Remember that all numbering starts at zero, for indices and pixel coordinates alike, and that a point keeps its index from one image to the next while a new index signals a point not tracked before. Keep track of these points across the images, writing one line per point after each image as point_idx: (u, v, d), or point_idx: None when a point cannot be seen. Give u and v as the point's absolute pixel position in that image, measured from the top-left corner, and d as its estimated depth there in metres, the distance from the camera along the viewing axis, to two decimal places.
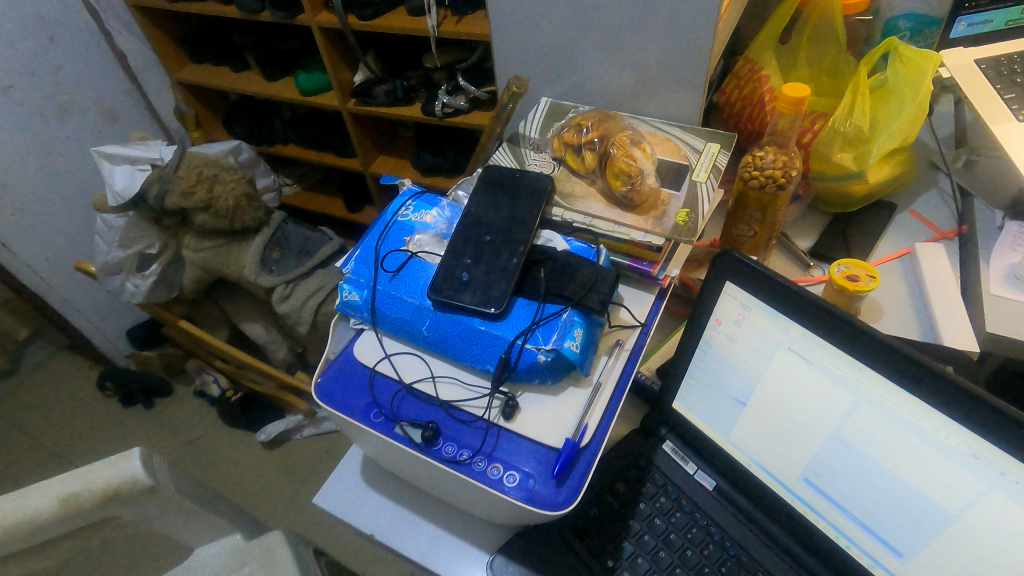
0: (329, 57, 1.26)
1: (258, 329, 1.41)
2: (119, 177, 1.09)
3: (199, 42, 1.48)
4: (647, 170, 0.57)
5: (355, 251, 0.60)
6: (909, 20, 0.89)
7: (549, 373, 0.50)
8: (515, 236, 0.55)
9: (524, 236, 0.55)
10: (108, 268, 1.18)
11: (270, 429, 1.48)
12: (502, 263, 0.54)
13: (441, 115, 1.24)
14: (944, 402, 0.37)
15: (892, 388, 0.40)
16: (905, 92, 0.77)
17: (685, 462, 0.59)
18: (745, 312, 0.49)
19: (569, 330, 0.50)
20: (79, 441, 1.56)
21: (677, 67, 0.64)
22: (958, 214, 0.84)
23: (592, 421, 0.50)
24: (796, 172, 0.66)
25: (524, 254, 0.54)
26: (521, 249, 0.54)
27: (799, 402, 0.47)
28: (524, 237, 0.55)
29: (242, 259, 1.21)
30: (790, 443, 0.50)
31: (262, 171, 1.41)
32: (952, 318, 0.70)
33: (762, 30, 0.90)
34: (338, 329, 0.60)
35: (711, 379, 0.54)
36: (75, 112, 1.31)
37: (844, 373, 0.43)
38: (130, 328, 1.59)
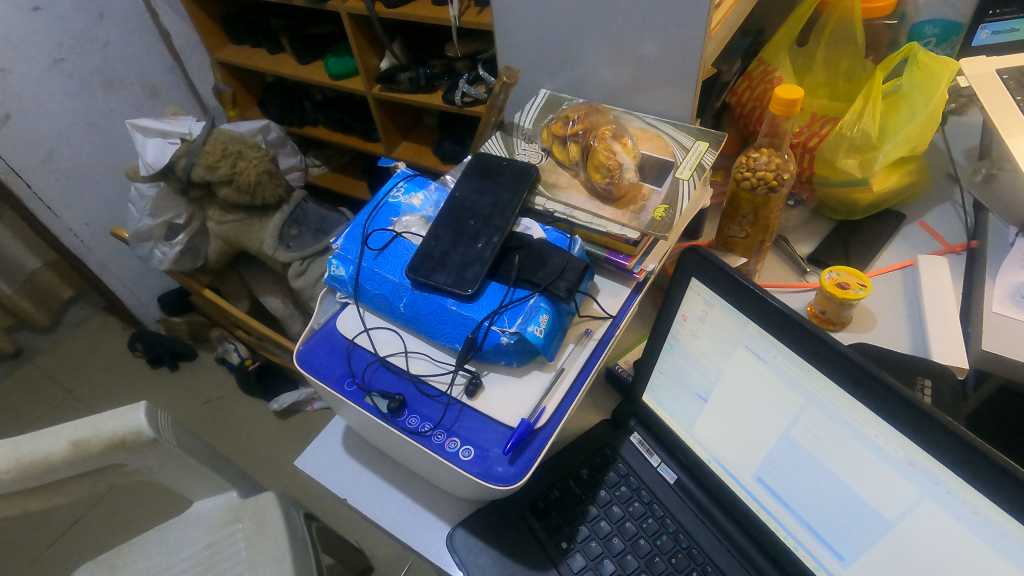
0: (357, 44, 1.29)
1: (276, 303, 1.46)
2: (151, 149, 1.15)
3: (239, 25, 1.54)
4: (627, 164, 0.58)
5: (346, 228, 0.63)
6: (935, 25, 0.88)
7: (514, 355, 0.52)
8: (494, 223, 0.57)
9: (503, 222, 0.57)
10: (140, 234, 1.26)
11: (283, 400, 1.53)
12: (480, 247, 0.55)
13: (461, 104, 1.26)
14: (882, 406, 0.38)
15: (837, 389, 0.41)
16: (918, 100, 0.75)
17: (650, 454, 0.59)
18: (708, 309, 0.49)
19: (534, 315, 0.51)
20: (110, 397, 1.66)
21: (672, 65, 0.64)
22: (970, 228, 0.81)
23: (551, 404, 0.51)
24: (789, 175, 0.66)
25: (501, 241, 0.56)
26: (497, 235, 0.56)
27: (753, 401, 0.48)
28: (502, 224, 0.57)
29: (262, 234, 1.27)
30: (745, 442, 0.50)
31: (288, 150, 1.46)
32: (948, 334, 0.68)
33: (777, 33, 0.89)
34: (326, 301, 0.63)
35: (678, 374, 0.55)
36: (120, 86, 1.38)
37: (795, 374, 0.44)
38: (162, 293, 1.67)
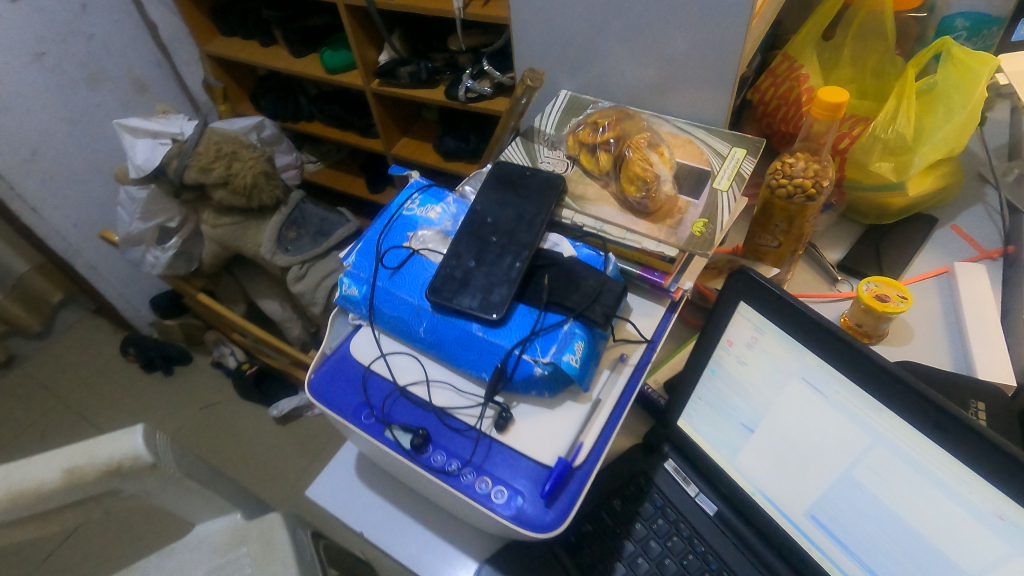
0: (354, 36, 1.23)
1: (274, 306, 1.41)
2: (140, 150, 1.10)
3: (229, 15, 1.47)
4: (664, 176, 0.53)
5: (358, 244, 0.59)
6: (966, 19, 0.83)
7: (547, 386, 0.48)
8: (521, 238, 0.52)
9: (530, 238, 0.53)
10: (130, 238, 1.20)
11: (282, 405, 1.49)
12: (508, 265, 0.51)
13: (464, 99, 1.20)
14: (969, 456, 0.34)
15: (912, 431, 0.37)
16: (956, 99, 0.71)
17: (687, 483, 0.56)
18: (758, 335, 0.46)
19: (569, 343, 0.47)
20: (103, 403, 1.61)
21: (705, 65, 0.60)
22: (1005, 233, 0.78)
23: (588, 440, 0.47)
24: (828, 183, 0.62)
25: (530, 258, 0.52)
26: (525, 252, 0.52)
27: (808, 435, 0.44)
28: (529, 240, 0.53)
29: (259, 237, 1.21)
30: (798, 477, 0.47)
31: (284, 147, 1.40)
32: (989, 348, 0.65)
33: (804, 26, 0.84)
34: (337, 322, 0.59)
35: (720, 401, 0.51)
36: (106, 81, 1.32)
37: (861, 412, 0.40)
38: (154, 296, 1.62)
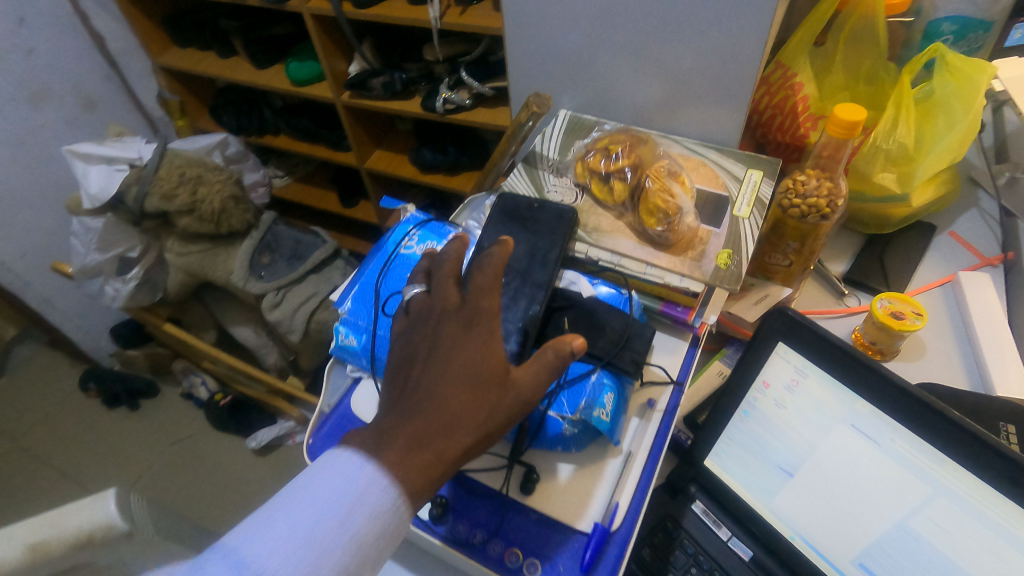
0: (323, 46, 1.17)
1: (248, 333, 1.33)
2: (94, 179, 1.01)
3: (184, 25, 1.38)
4: (687, 207, 0.50)
5: (354, 287, 0.55)
6: (952, 22, 0.80)
7: (575, 442, 0.45)
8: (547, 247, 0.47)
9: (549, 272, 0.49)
10: (87, 270, 1.10)
11: (261, 436, 1.41)
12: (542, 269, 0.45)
13: (443, 111, 1.15)
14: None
15: (982, 485, 0.35)
16: (955, 106, 0.70)
17: (718, 526, 0.53)
18: (800, 378, 0.43)
19: (598, 396, 0.44)
20: (63, 445, 1.49)
21: (718, 80, 0.57)
22: (1002, 239, 0.78)
23: (623, 499, 0.44)
24: (842, 200, 0.60)
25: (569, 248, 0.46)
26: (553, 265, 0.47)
27: (858, 483, 0.42)
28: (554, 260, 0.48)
29: (229, 263, 1.15)
30: (843, 524, 0.44)
31: (250, 165, 1.32)
32: (1003, 359, 0.64)
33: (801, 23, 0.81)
34: (333, 375, 0.55)
35: (754, 444, 0.48)
36: (51, 100, 1.21)
37: (921, 463, 0.38)
38: (114, 326, 1.51)
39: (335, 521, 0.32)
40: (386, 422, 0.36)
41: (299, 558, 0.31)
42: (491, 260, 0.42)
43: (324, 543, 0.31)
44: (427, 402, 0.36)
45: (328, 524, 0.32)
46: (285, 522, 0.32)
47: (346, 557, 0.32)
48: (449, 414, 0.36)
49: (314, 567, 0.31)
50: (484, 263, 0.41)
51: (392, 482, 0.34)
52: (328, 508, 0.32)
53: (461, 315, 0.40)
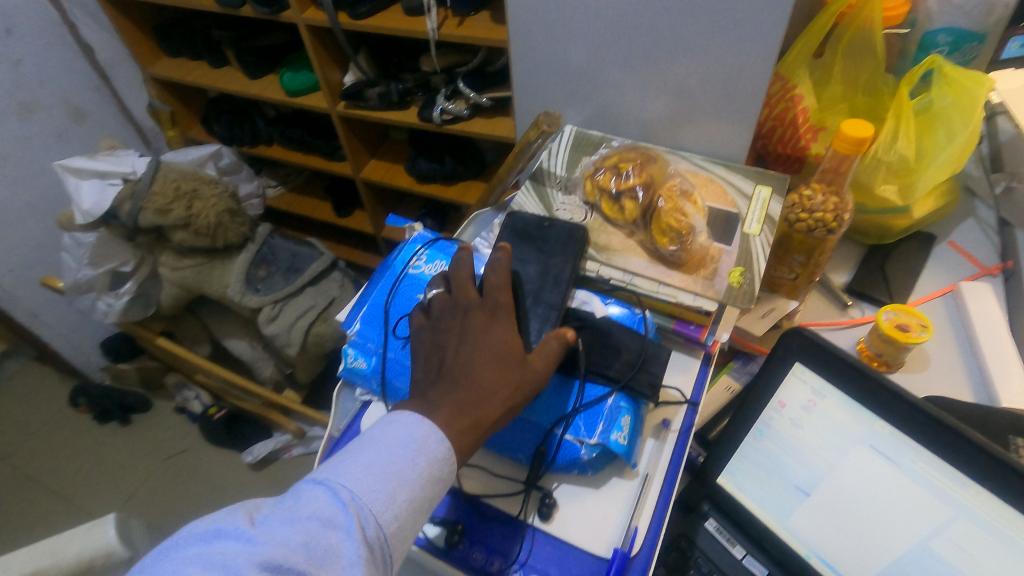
0: (317, 57, 1.16)
1: (243, 346, 1.32)
2: (86, 193, 0.99)
3: (174, 35, 1.36)
4: (699, 226, 0.51)
5: (362, 308, 0.55)
6: (948, 34, 0.79)
7: (591, 466, 0.45)
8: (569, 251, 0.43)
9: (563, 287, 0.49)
10: (78, 286, 1.08)
11: (257, 450, 1.39)
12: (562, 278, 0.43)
13: (440, 122, 1.14)
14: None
15: (1004, 508, 0.36)
16: (955, 118, 0.70)
17: (733, 545, 0.51)
18: (817, 399, 0.43)
19: (614, 420, 0.45)
20: (53, 462, 1.46)
21: (724, 95, 0.57)
22: (1001, 248, 0.78)
23: (642, 523, 0.44)
24: (848, 216, 0.60)
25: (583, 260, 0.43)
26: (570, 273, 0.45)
27: (877, 503, 0.42)
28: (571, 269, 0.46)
29: (225, 277, 1.13)
30: (863, 543, 0.43)
31: (245, 176, 1.30)
32: (1008, 369, 0.64)
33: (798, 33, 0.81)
34: (343, 398, 0.56)
35: (768, 464, 0.48)
36: (39, 111, 1.19)
37: (942, 484, 0.38)
38: (104, 339, 1.48)
39: (404, 462, 0.39)
40: (429, 397, 0.42)
41: (378, 489, 0.38)
42: (500, 263, 0.47)
43: (398, 477, 0.39)
44: (465, 379, 0.42)
45: (399, 463, 0.39)
46: (366, 461, 0.39)
47: (413, 492, 0.39)
48: (487, 388, 0.41)
49: (391, 496, 0.38)
50: (497, 262, 0.47)
51: (445, 439, 0.40)
52: (397, 452, 0.39)
53: (485, 306, 0.46)
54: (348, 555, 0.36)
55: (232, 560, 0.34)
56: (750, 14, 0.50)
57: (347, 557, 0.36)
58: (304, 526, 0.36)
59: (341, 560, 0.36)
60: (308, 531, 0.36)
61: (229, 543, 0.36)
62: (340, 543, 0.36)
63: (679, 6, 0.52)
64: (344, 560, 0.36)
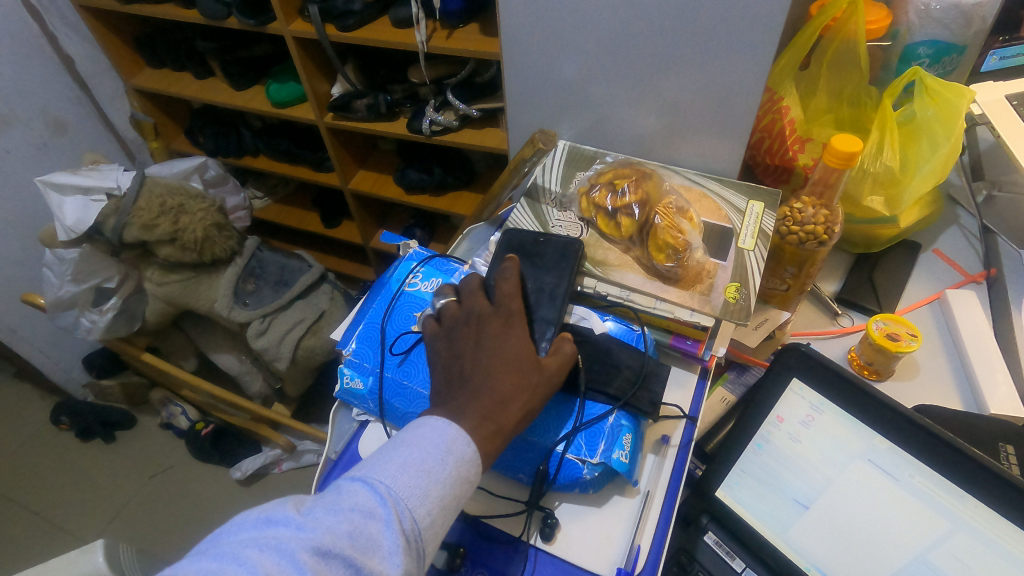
0: (305, 69, 1.15)
1: (230, 360, 1.30)
2: (70, 210, 0.97)
3: (158, 46, 1.34)
4: (695, 243, 0.51)
5: (358, 327, 0.55)
6: (929, 46, 0.81)
7: (593, 484, 0.45)
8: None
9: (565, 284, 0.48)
10: (60, 303, 1.05)
11: (246, 465, 1.37)
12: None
13: (429, 133, 1.14)
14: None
15: (1001, 520, 0.37)
16: (938, 130, 0.71)
17: (731, 558, 0.51)
18: (815, 414, 0.44)
19: (616, 438, 0.45)
20: (34, 482, 1.43)
21: (716, 110, 0.58)
22: (984, 255, 0.80)
23: (645, 541, 0.45)
24: (838, 228, 0.60)
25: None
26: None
27: (876, 517, 0.42)
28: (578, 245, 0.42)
29: (212, 292, 1.12)
30: (862, 558, 0.43)
31: (231, 188, 1.28)
32: (994, 375, 0.66)
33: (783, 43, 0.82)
34: (340, 420, 0.56)
35: (767, 478, 0.48)
36: (18, 124, 1.16)
37: (940, 498, 0.39)
38: (87, 355, 1.45)
39: (439, 459, 0.39)
40: (453, 402, 0.42)
41: (414, 484, 0.38)
42: (511, 271, 0.49)
43: (433, 474, 0.38)
44: (486, 385, 0.42)
45: (433, 460, 0.39)
46: (402, 457, 0.39)
47: (448, 488, 0.39)
48: (506, 393, 0.42)
49: (426, 491, 0.38)
50: (506, 271, 0.49)
51: (474, 440, 0.40)
52: (432, 449, 0.39)
53: (498, 314, 0.47)
54: (388, 545, 0.36)
55: (281, 546, 0.35)
56: (741, 31, 0.51)
57: (387, 548, 0.36)
58: (346, 517, 0.36)
59: (382, 550, 0.36)
60: (350, 521, 0.36)
61: (277, 529, 0.36)
62: (379, 534, 0.36)
63: (672, 23, 0.53)
64: (384, 549, 0.36)
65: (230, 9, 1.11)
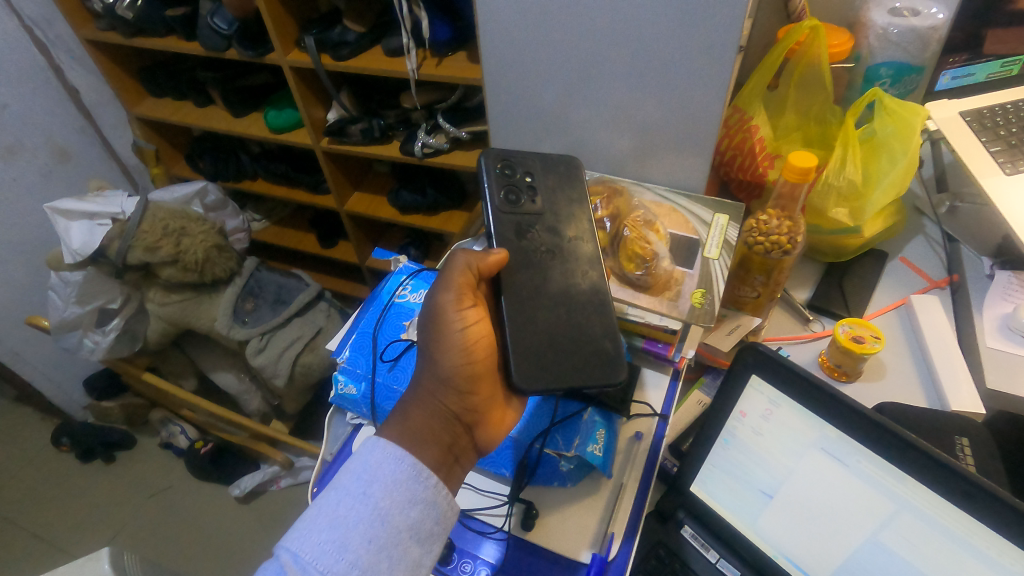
0: (301, 96, 1.20)
1: (230, 379, 1.32)
2: (75, 234, 1.02)
3: (159, 77, 1.40)
4: (662, 253, 0.57)
5: (350, 337, 0.59)
6: (889, 68, 0.86)
7: (570, 477, 0.50)
8: (522, 155, 0.59)
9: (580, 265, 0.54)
10: (64, 325, 1.08)
11: (245, 483, 1.38)
12: (511, 185, 0.57)
13: (421, 155, 1.19)
14: (1012, 531, 0.36)
15: (939, 502, 0.39)
16: (896, 146, 0.76)
17: (707, 549, 0.56)
18: (773, 408, 0.47)
19: (590, 434, 0.51)
20: (35, 504, 1.44)
21: (683, 134, 0.63)
22: (947, 263, 0.85)
23: (618, 529, 0.48)
24: (801, 238, 0.64)
25: (518, 177, 0.57)
26: (542, 200, 0.57)
27: (831, 502, 0.46)
28: (559, 206, 0.57)
29: (213, 311, 1.15)
30: (820, 541, 0.47)
31: (230, 211, 1.32)
32: (955, 377, 0.69)
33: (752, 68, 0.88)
34: (335, 423, 0.59)
35: (734, 469, 0.51)
36: (24, 153, 1.20)
37: (885, 481, 0.42)
38: (88, 377, 1.48)
39: (356, 501, 0.40)
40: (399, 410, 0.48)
41: (329, 539, 0.39)
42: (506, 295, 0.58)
43: (351, 518, 0.39)
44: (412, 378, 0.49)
45: (352, 501, 0.40)
46: (313, 514, 0.40)
47: (370, 530, 0.39)
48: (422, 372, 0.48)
49: (343, 542, 0.38)
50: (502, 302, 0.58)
51: (394, 469, 0.42)
52: (350, 492, 0.41)
53: None
54: None
55: None
56: (698, 59, 0.56)
57: None
58: None
59: None
60: None
61: None
62: None
63: (636, 53, 0.58)
64: None
65: (230, 42, 1.17)
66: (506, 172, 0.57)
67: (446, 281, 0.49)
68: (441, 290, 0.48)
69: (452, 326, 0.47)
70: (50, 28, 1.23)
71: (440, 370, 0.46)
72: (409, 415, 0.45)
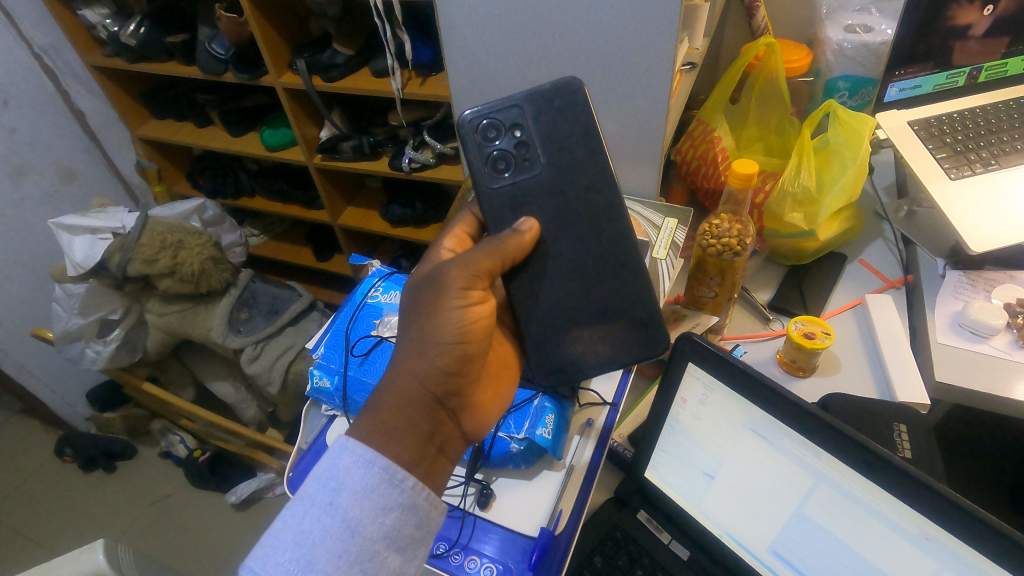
0: (293, 114, 1.26)
1: (226, 388, 1.37)
2: (79, 247, 1.07)
3: (162, 99, 1.47)
4: None
5: (326, 335, 0.64)
6: (846, 80, 0.91)
7: (522, 459, 0.56)
8: (505, 106, 0.52)
9: (576, 228, 0.53)
10: (67, 336, 1.13)
11: (242, 489, 1.41)
12: (497, 152, 0.52)
13: (409, 170, 1.25)
14: (905, 493, 0.39)
15: (848, 472, 0.43)
16: (847, 154, 0.81)
17: (660, 531, 0.59)
18: (708, 393, 0.51)
19: (541, 418, 0.56)
20: (38, 514, 1.48)
21: (636, 144, 0.68)
22: (903, 264, 0.89)
23: (566, 506, 0.54)
24: (750, 240, 0.69)
25: (504, 136, 0.52)
26: (536, 154, 0.52)
27: (763, 479, 0.49)
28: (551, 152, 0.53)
29: (208, 320, 1.20)
30: (758, 518, 0.51)
31: (228, 226, 1.38)
32: (903, 369, 0.73)
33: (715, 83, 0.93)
34: (311, 416, 0.64)
35: (680, 453, 0.55)
36: (31, 173, 1.26)
37: (804, 456, 0.46)
38: (91, 388, 1.53)
39: (323, 515, 0.41)
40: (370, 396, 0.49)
41: (295, 557, 0.40)
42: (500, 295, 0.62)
43: (318, 533, 0.41)
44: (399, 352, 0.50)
45: (319, 515, 0.41)
46: (281, 529, 0.41)
47: (339, 543, 0.40)
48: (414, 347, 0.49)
49: (309, 561, 0.40)
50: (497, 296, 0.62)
51: (362, 479, 0.42)
52: (318, 505, 0.42)
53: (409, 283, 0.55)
54: None
55: None
56: (643, 77, 0.61)
57: None
58: None
59: None
60: None
61: None
62: None
63: (587, 71, 0.63)
64: None
65: (227, 66, 1.23)
66: (490, 134, 0.52)
67: (465, 259, 0.49)
68: (456, 266, 0.49)
69: (453, 309, 0.49)
70: (58, 55, 1.30)
71: (436, 350, 0.48)
72: (382, 410, 0.46)
